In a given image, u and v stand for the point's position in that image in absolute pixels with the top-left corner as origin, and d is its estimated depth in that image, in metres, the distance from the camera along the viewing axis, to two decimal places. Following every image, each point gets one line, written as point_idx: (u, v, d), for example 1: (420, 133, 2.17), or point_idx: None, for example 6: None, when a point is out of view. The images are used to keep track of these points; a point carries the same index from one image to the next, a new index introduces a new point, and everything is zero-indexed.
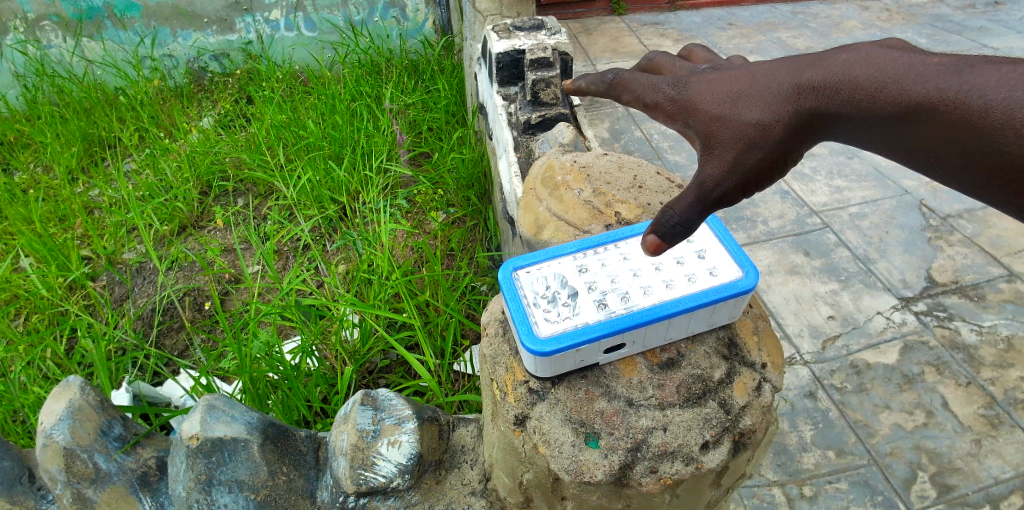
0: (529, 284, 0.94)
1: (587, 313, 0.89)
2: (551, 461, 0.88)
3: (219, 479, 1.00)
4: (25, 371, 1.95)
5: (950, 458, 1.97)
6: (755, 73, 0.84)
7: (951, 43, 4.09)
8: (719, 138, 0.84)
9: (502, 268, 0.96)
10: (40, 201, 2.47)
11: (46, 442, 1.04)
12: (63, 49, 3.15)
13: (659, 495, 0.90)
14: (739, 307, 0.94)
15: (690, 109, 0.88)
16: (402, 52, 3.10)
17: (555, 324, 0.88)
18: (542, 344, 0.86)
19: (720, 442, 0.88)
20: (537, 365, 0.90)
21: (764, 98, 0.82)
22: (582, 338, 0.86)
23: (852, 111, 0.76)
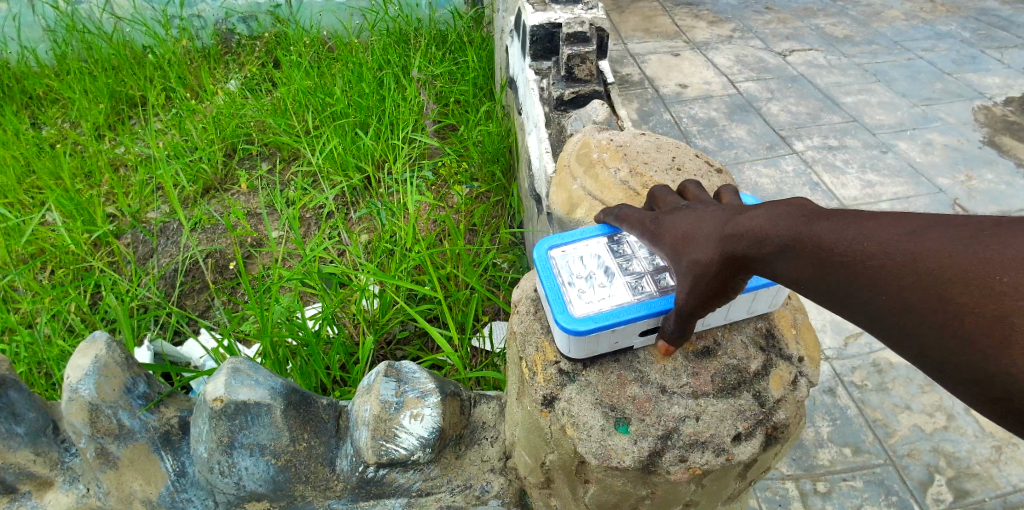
0: (563, 265, 0.93)
1: (622, 294, 0.87)
2: (579, 444, 0.87)
3: (241, 442, 1.01)
4: (51, 323, 1.97)
5: (969, 462, 1.95)
6: (704, 216, 0.83)
7: (997, 38, 3.95)
8: (676, 269, 0.83)
9: (536, 249, 0.94)
10: (66, 156, 2.48)
11: (72, 396, 1.03)
12: (94, 4, 3.13)
13: (686, 485, 0.88)
14: (781, 294, 0.92)
15: (659, 236, 0.88)
16: (432, 22, 3.05)
17: (591, 303, 0.87)
18: (576, 324, 0.84)
19: (753, 435, 0.86)
20: (571, 345, 0.88)
21: (704, 241, 0.80)
22: (618, 319, 0.85)
23: (784, 259, 0.73)
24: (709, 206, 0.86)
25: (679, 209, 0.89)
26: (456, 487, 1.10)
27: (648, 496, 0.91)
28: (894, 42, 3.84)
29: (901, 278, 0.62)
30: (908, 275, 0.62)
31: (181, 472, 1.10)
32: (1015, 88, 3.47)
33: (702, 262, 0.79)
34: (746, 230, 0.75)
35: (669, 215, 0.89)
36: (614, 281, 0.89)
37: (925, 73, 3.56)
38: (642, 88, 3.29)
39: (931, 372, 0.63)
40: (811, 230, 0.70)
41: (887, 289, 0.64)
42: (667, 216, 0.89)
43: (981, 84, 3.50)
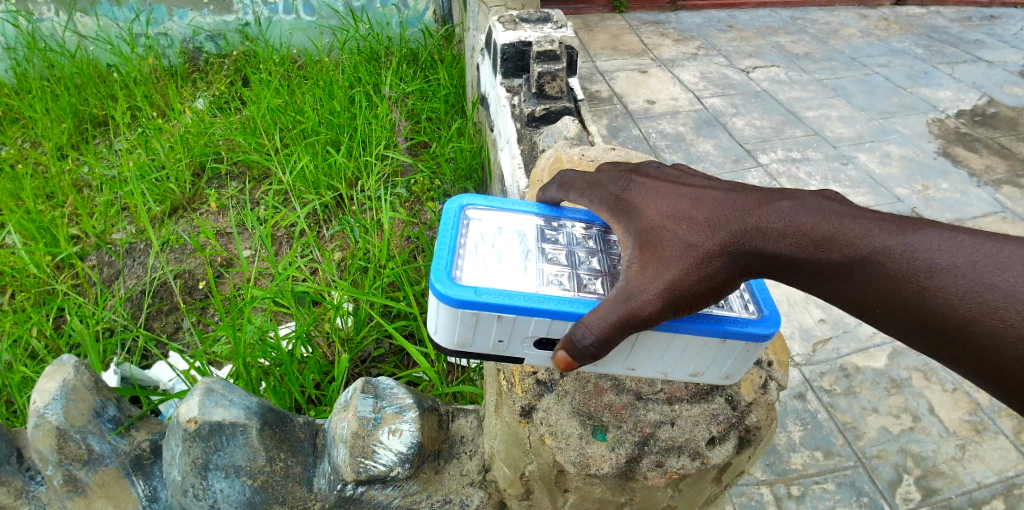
0: (477, 234, 0.93)
1: (517, 281, 0.85)
2: (557, 453, 0.87)
3: (216, 464, 0.99)
4: (12, 349, 1.91)
5: (935, 461, 2.02)
6: (707, 201, 0.85)
7: (947, 55, 4.14)
8: (667, 245, 0.81)
9: (444, 209, 0.94)
10: (27, 177, 2.41)
11: (39, 422, 1.01)
12: (56, 23, 3.07)
13: (663, 490, 0.90)
14: (747, 359, 0.85)
15: (631, 216, 0.89)
16: (402, 41, 3.07)
17: (479, 277, 0.85)
18: (453, 290, 0.81)
19: (726, 438, 0.89)
20: (444, 320, 0.84)
21: (713, 224, 0.81)
22: (498, 302, 0.80)
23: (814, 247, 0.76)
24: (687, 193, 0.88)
25: (664, 189, 0.90)
26: (437, 502, 1.09)
27: (628, 502, 0.92)
28: (852, 59, 3.98)
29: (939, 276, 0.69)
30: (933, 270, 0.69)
31: (153, 497, 1.07)
32: (965, 102, 3.64)
33: (711, 241, 0.80)
34: (778, 222, 0.79)
35: (645, 191, 0.90)
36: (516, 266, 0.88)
37: (881, 88, 3.70)
38: (611, 104, 3.35)
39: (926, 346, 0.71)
40: (816, 229, 0.77)
41: (884, 282, 0.72)
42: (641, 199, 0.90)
43: (934, 98, 3.66)
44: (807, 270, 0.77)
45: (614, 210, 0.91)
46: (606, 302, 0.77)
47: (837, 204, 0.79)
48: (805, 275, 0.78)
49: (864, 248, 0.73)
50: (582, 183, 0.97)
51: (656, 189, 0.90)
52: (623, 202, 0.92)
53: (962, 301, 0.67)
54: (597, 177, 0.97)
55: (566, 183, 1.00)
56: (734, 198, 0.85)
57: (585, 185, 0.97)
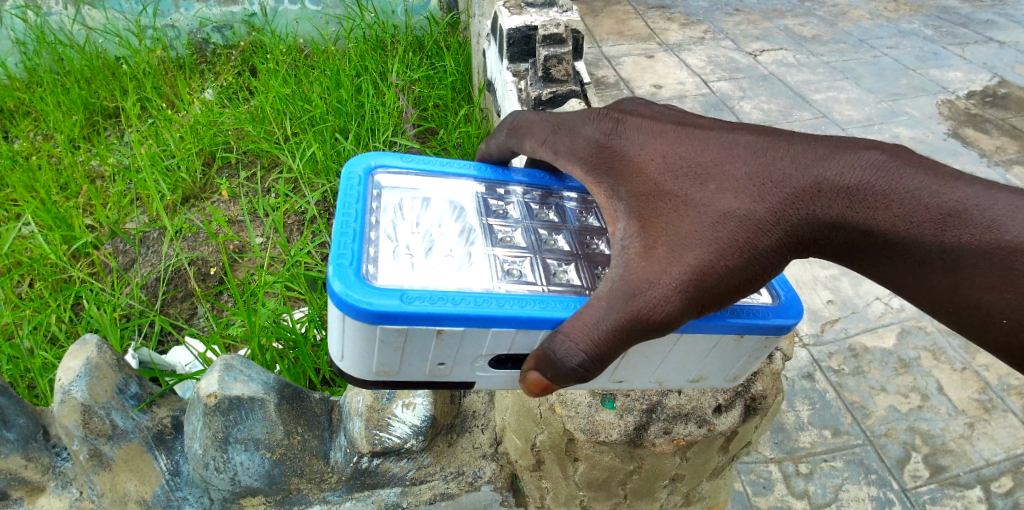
0: (389, 203, 0.95)
1: (434, 278, 0.82)
2: (567, 421, 0.91)
3: (235, 438, 1.02)
4: (32, 336, 1.95)
5: (944, 440, 2.03)
6: (734, 158, 0.80)
7: (958, 35, 4.10)
8: (691, 214, 0.77)
9: (348, 184, 0.92)
10: (42, 169, 2.44)
11: (64, 398, 1.04)
12: (64, 16, 3.05)
13: (670, 457, 0.94)
14: (756, 358, 0.86)
15: (636, 174, 0.85)
16: (408, 28, 3.07)
17: (389, 276, 0.80)
18: (359, 299, 0.74)
19: (732, 406, 0.93)
20: (363, 334, 0.77)
21: (744, 189, 0.76)
22: (417, 312, 0.74)
23: (854, 215, 0.72)
24: (675, 151, 0.84)
25: (683, 140, 0.85)
26: (450, 475, 1.16)
27: (636, 470, 0.97)
28: (860, 40, 3.95)
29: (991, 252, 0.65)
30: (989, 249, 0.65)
31: (175, 471, 1.12)
32: (976, 82, 3.61)
33: (738, 209, 0.75)
34: (815, 182, 0.74)
35: (656, 145, 0.86)
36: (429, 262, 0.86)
37: (890, 69, 3.68)
38: (617, 89, 3.34)
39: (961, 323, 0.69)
40: (865, 189, 0.71)
41: (921, 251, 0.69)
42: (628, 164, 0.87)
43: (944, 79, 3.63)
44: (811, 240, 0.76)
45: (595, 171, 0.89)
46: (605, 301, 0.74)
47: (886, 154, 0.72)
48: (808, 246, 0.76)
49: (910, 216, 0.69)
50: (542, 125, 0.97)
51: (642, 148, 0.87)
52: (609, 165, 0.89)
53: (995, 266, 0.65)
54: (573, 126, 0.94)
55: (522, 130, 0.99)
56: (725, 155, 0.80)
57: (550, 130, 0.96)
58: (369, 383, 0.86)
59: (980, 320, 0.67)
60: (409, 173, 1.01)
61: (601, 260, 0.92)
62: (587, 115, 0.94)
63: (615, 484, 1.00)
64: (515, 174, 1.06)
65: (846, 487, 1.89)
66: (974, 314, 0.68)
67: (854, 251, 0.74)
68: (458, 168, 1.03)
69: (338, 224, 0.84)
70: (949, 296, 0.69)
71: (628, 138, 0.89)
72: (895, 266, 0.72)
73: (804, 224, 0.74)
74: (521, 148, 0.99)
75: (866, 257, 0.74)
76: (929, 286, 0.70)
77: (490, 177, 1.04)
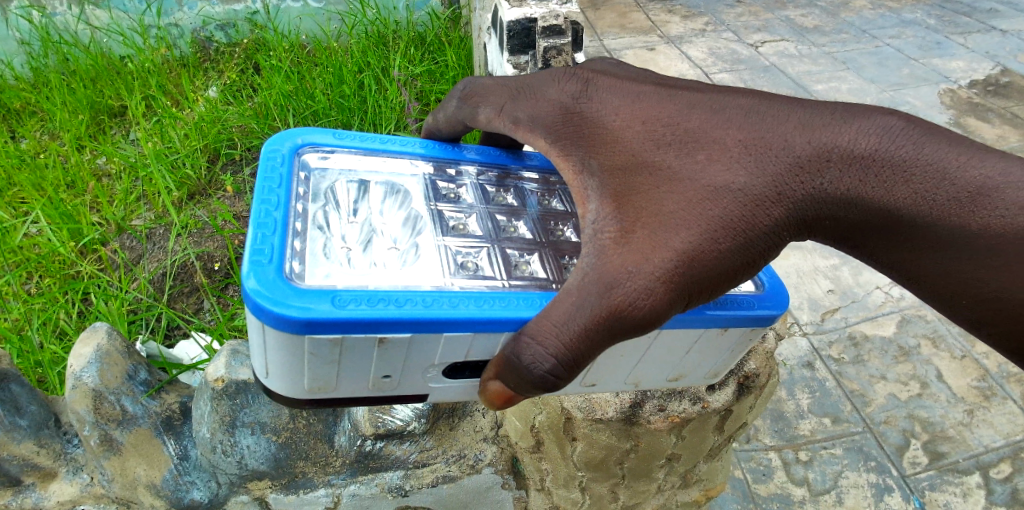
0: (318, 186, 0.94)
1: (370, 276, 0.79)
2: (565, 400, 1.02)
3: (242, 421, 1.08)
4: (42, 331, 1.98)
5: (943, 427, 2.04)
6: (727, 126, 0.77)
7: (960, 25, 4.09)
8: (683, 187, 0.74)
9: (266, 165, 0.88)
10: (48, 168, 2.45)
11: (76, 384, 1.06)
12: (69, 16, 3.02)
13: (666, 435, 1.05)
14: (741, 351, 0.93)
15: (615, 143, 0.82)
16: (410, 24, 3.06)
17: (318, 275, 0.76)
18: (282, 305, 0.69)
19: (725, 385, 1.04)
20: (289, 342, 0.72)
21: (740, 160, 0.74)
22: (350, 317, 0.69)
23: (857, 188, 0.71)
24: (650, 121, 0.81)
25: (671, 105, 0.82)
26: (451, 458, 1.23)
27: (633, 448, 1.08)
28: (862, 31, 3.95)
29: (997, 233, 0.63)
30: (997, 229, 0.63)
31: (184, 456, 1.15)
32: (978, 72, 3.61)
33: (734, 182, 0.73)
34: (816, 153, 0.73)
35: (640, 110, 0.83)
36: (364, 258, 0.83)
37: (892, 60, 3.67)
38: None
39: (957, 302, 0.70)
40: (871, 159, 0.70)
41: (923, 229, 0.68)
42: (598, 136, 0.83)
43: (946, 69, 3.63)
44: (799, 218, 0.74)
45: (561, 143, 0.85)
46: (577, 294, 0.70)
47: (890, 123, 0.70)
48: (797, 224, 0.75)
49: (915, 192, 0.67)
50: (498, 90, 0.93)
51: (613, 118, 0.84)
52: (576, 136, 0.84)
53: (1000, 245, 0.63)
54: (535, 90, 0.90)
55: (477, 97, 0.95)
56: (706, 125, 0.78)
57: (507, 97, 0.92)
58: (304, 401, 0.83)
59: (972, 299, 0.68)
60: (343, 153, 1.01)
61: (565, 249, 0.94)
62: (548, 80, 0.91)
63: (612, 463, 1.12)
64: (467, 151, 1.07)
65: (846, 474, 1.90)
66: (972, 293, 0.68)
67: (852, 225, 0.73)
68: (400, 145, 1.04)
69: (256, 214, 0.80)
70: (942, 277, 0.69)
71: (597, 105, 0.85)
72: (895, 244, 0.71)
73: (793, 200, 0.73)
74: (476, 118, 0.96)
75: (865, 233, 0.73)
76: (927, 263, 0.70)
77: (438, 156, 1.05)
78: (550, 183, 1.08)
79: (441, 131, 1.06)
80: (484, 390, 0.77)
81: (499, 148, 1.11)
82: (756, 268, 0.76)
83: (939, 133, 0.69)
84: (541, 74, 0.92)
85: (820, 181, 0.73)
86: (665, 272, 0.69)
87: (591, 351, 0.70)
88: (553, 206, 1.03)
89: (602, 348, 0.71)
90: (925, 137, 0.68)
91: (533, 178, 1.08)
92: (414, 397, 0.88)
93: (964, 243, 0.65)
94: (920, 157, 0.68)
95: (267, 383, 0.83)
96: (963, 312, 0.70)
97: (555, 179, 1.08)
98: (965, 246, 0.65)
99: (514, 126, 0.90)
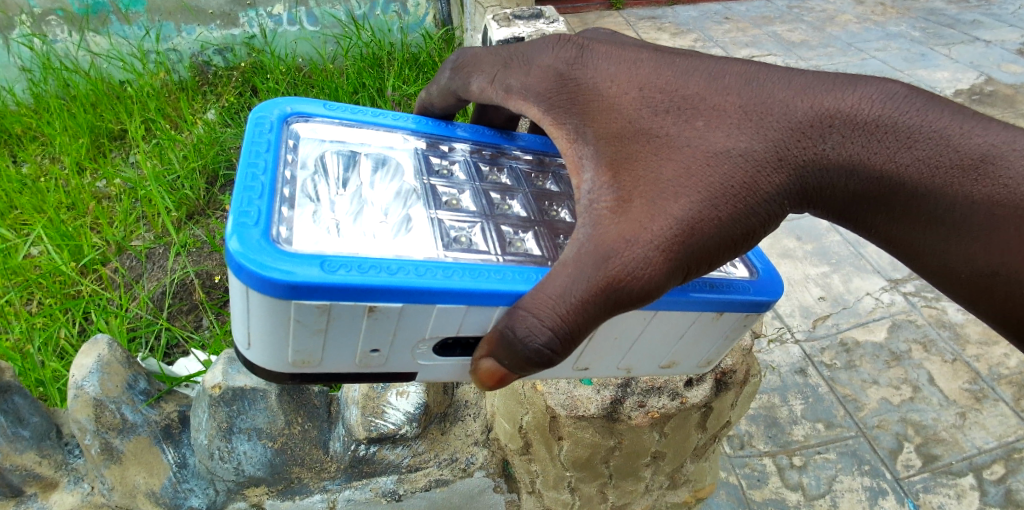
0: (306, 155, 0.98)
1: (359, 245, 0.82)
2: (549, 397, 1.10)
3: (239, 428, 1.13)
4: (44, 350, 2.00)
5: (936, 429, 2.06)
6: (732, 91, 0.78)
7: (944, 36, 4.18)
8: (687, 155, 0.75)
9: (255, 136, 0.92)
10: (50, 191, 2.47)
11: (78, 393, 1.10)
12: (69, 43, 3.07)
13: (649, 432, 1.14)
14: (729, 338, 0.96)
15: (608, 112, 0.82)
16: (404, 46, 3.11)
17: (305, 241, 0.79)
18: (269, 268, 0.72)
19: (704, 379, 1.12)
20: (274, 307, 0.75)
21: (745, 127, 0.75)
22: (338, 282, 0.73)
23: (859, 155, 0.72)
24: (647, 88, 0.81)
25: (669, 72, 0.82)
26: (443, 461, 1.32)
27: (616, 446, 1.16)
28: (848, 44, 4.03)
29: (995, 205, 0.66)
30: (996, 197, 0.66)
31: (182, 463, 1.21)
32: (962, 81, 3.68)
33: (739, 150, 0.74)
34: (820, 120, 0.74)
35: (636, 76, 0.83)
36: (354, 228, 0.87)
37: (879, 71, 3.74)
38: None
39: (949, 274, 0.73)
40: (876, 128, 0.71)
41: (925, 200, 0.70)
42: (593, 104, 0.83)
43: (932, 79, 3.69)
44: (798, 186, 0.75)
45: (553, 111, 0.85)
46: (574, 266, 0.70)
47: (894, 91, 0.72)
48: (796, 193, 0.76)
49: (917, 161, 0.69)
50: (490, 60, 0.95)
51: (609, 85, 0.84)
52: (569, 104, 0.85)
53: (1001, 213, 0.66)
54: (527, 59, 0.91)
55: (470, 69, 0.97)
56: (705, 91, 0.78)
57: (500, 67, 0.93)
58: (287, 374, 0.86)
59: (968, 272, 0.71)
60: (331, 123, 1.05)
61: (560, 228, 0.97)
62: (541, 47, 0.92)
63: (598, 461, 1.19)
64: (458, 131, 1.12)
65: (840, 478, 1.92)
66: (967, 264, 0.71)
67: (852, 193, 0.75)
68: (391, 120, 1.09)
69: (243, 177, 0.83)
70: (939, 249, 0.72)
71: (591, 72, 0.86)
72: (898, 214, 0.73)
73: (793, 165, 0.74)
74: (468, 88, 0.98)
75: (864, 200, 0.75)
76: (927, 231, 0.72)
77: (430, 132, 1.10)
78: (541, 164, 1.13)
79: (435, 108, 1.10)
80: (476, 369, 0.77)
81: (492, 128, 1.16)
82: (754, 238, 0.77)
83: (942, 102, 0.71)
84: (534, 43, 0.94)
85: (822, 145, 0.74)
86: (665, 242, 0.71)
87: (589, 321, 0.71)
88: (547, 188, 1.07)
89: (599, 320, 0.72)
90: (928, 105, 0.70)
91: (525, 159, 1.13)
92: (403, 376, 0.91)
93: (964, 212, 0.68)
94: (924, 125, 0.69)
95: (249, 355, 0.86)
96: (957, 285, 0.73)
97: (547, 160, 1.14)
98: (964, 216, 0.68)
99: (507, 94, 0.92)
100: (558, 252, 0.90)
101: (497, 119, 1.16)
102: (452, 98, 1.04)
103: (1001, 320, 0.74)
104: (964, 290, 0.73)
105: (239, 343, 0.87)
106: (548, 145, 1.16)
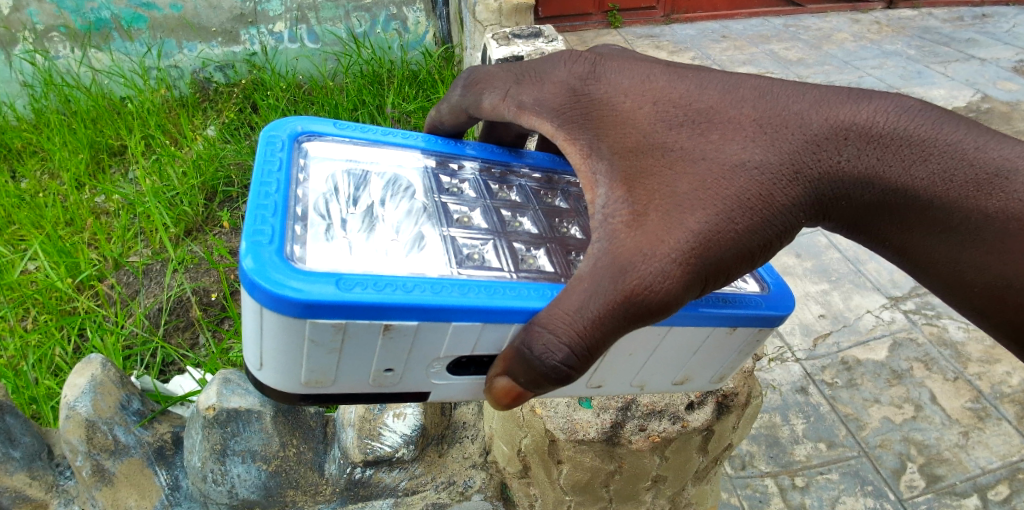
0: (318, 173, 0.97)
1: (371, 264, 0.81)
2: (547, 421, 1.09)
3: (233, 450, 1.11)
4: (37, 367, 1.98)
5: (938, 449, 2.04)
6: (747, 103, 0.76)
7: (941, 54, 4.21)
8: (704, 169, 0.73)
9: (266, 154, 0.92)
10: (48, 207, 2.46)
11: (69, 413, 1.09)
12: (71, 59, 3.08)
13: (649, 456, 1.12)
14: (745, 354, 0.96)
15: (619, 129, 0.81)
16: (403, 63, 3.10)
17: (318, 259, 0.79)
18: (282, 286, 0.71)
19: (704, 403, 1.11)
20: (288, 328, 0.74)
21: (762, 139, 0.74)
22: (354, 300, 0.72)
23: (874, 168, 0.71)
24: (660, 102, 0.80)
25: (684, 84, 0.81)
26: (440, 485, 1.30)
27: (616, 470, 1.15)
28: (845, 62, 4.05)
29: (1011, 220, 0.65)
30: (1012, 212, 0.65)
31: (175, 486, 1.20)
32: (959, 99, 3.70)
33: (758, 162, 0.73)
34: (836, 134, 0.73)
35: (648, 89, 0.82)
36: (366, 245, 0.85)
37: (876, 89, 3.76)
38: None
39: (963, 290, 0.72)
40: (894, 143, 0.71)
41: (941, 214, 0.69)
42: (607, 118, 0.82)
43: (930, 98, 3.71)
44: (813, 198, 0.74)
45: (567, 127, 0.85)
46: (589, 281, 0.71)
47: (909, 105, 0.71)
48: (813, 205, 0.75)
49: (931, 174, 0.69)
50: (502, 77, 0.95)
51: (623, 100, 0.83)
52: (583, 119, 0.84)
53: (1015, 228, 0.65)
54: (539, 74, 0.91)
55: (482, 85, 0.97)
56: (719, 105, 0.77)
57: (512, 82, 0.93)
58: (298, 395, 0.84)
59: (983, 288, 0.70)
60: (342, 141, 1.05)
61: (572, 244, 0.96)
62: (554, 62, 0.91)
63: (598, 486, 1.18)
64: (467, 148, 1.12)
65: (843, 499, 1.89)
66: (980, 280, 0.70)
67: (867, 207, 0.74)
68: (402, 138, 1.09)
69: (255, 196, 0.83)
70: (952, 262, 0.71)
71: (605, 87, 0.85)
72: (913, 228, 0.72)
73: (808, 178, 0.73)
74: (480, 105, 0.98)
75: (879, 213, 0.74)
76: (942, 246, 0.71)
77: (439, 150, 1.09)
78: (550, 181, 1.13)
79: (444, 126, 1.10)
80: (492, 388, 0.77)
81: (501, 146, 1.16)
82: (770, 252, 0.76)
83: (956, 116, 0.70)
84: (546, 59, 0.93)
85: (838, 157, 0.73)
86: (681, 254, 0.70)
87: (605, 338, 0.70)
88: (556, 204, 1.07)
89: (617, 334, 0.71)
90: (942, 119, 0.70)
91: (534, 177, 1.13)
92: (414, 394, 0.90)
93: (979, 225, 0.67)
94: (940, 138, 0.69)
95: (260, 376, 0.85)
96: (970, 298, 0.72)
97: (556, 178, 1.13)
98: (980, 230, 0.67)
99: (519, 110, 0.91)
100: (572, 269, 0.90)
101: (506, 137, 1.15)
102: (463, 116, 1.04)
103: (1011, 333, 0.73)
104: (976, 302, 0.72)
105: (249, 364, 0.86)
106: (558, 162, 1.16)
